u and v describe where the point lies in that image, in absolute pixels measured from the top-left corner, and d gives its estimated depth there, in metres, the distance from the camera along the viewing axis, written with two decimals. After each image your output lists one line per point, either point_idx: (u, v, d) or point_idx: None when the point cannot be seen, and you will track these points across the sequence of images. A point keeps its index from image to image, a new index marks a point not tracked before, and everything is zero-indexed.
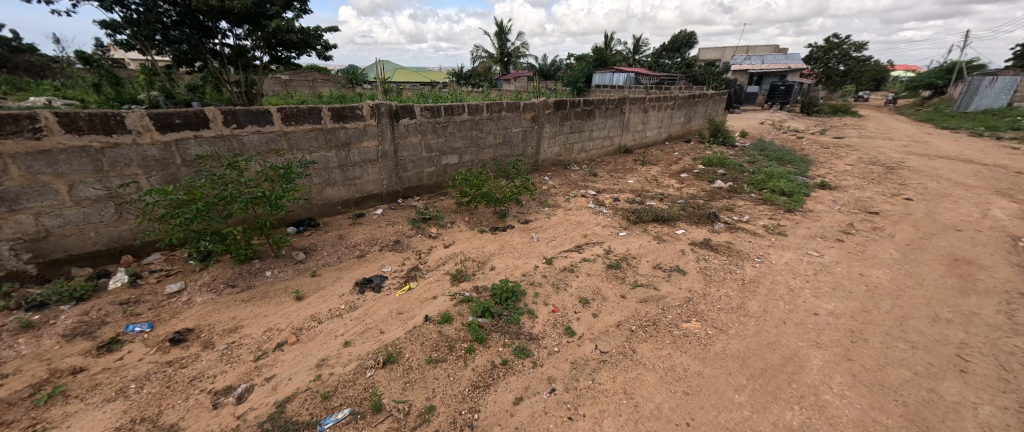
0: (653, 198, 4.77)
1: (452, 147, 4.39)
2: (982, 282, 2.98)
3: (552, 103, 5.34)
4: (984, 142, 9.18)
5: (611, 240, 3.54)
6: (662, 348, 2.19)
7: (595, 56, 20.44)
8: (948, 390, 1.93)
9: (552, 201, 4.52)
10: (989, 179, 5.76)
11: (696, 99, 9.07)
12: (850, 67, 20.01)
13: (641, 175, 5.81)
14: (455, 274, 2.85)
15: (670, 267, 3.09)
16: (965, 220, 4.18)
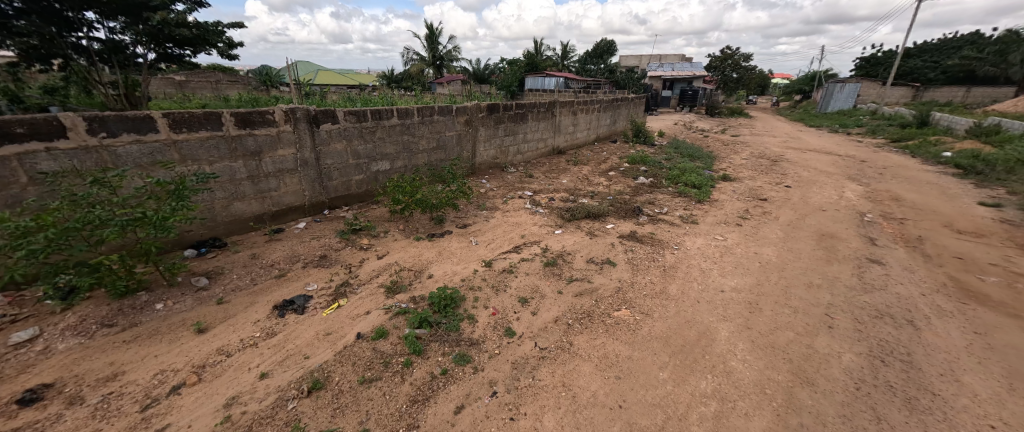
0: (586, 196, 5.01)
1: (382, 153, 4.18)
2: (845, 252, 3.60)
3: (485, 107, 5.36)
4: (840, 137, 11.18)
5: (547, 239, 3.64)
6: (596, 338, 2.30)
7: (525, 61, 21.01)
8: (821, 345, 2.30)
9: (489, 204, 4.52)
10: (845, 167, 7.01)
11: (619, 102, 9.74)
12: (741, 75, 23.07)
13: (574, 175, 6.08)
14: (390, 286, 2.71)
15: (602, 260, 3.27)
16: (831, 202, 5.04)
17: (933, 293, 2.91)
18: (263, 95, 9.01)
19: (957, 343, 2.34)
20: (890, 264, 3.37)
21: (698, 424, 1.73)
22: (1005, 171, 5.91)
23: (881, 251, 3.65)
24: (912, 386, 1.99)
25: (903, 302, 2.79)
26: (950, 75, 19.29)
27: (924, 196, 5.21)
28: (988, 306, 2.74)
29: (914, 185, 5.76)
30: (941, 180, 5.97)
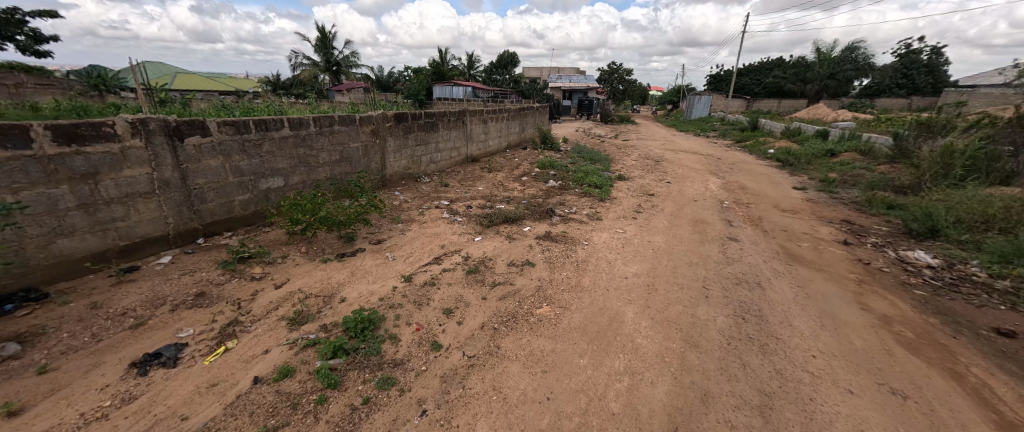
0: (502, 201, 5.25)
1: (274, 169, 3.87)
2: (712, 234, 4.41)
3: (392, 116, 5.29)
4: (703, 139, 13.51)
5: (468, 246, 3.77)
6: (521, 338, 2.49)
7: (432, 70, 20.90)
8: (701, 313, 2.83)
9: (404, 216, 4.48)
10: (709, 164, 8.49)
11: (526, 111, 10.33)
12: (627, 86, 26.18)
13: (489, 181, 6.30)
14: (294, 317, 2.53)
15: (522, 261, 3.50)
16: (700, 193, 6.08)
17: (769, 260, 3.75)
18: (97, 100, 7.32)
19: (786, 296, 3.08)
20: (741, 241, 4.23)
21: (614, 400, 2.00)
22: (809, 163, 7.83)
23: (735, 230, 4.54)
24: (764, 335, 2.58)
25: (752, 270, 3.54)
26: (768, 90, 24.76)
27: (762, 184, 6.61)
28: (804, 265, 3.64)
29: (755, 176, 7.26)
30: (772, 171, 7.62)
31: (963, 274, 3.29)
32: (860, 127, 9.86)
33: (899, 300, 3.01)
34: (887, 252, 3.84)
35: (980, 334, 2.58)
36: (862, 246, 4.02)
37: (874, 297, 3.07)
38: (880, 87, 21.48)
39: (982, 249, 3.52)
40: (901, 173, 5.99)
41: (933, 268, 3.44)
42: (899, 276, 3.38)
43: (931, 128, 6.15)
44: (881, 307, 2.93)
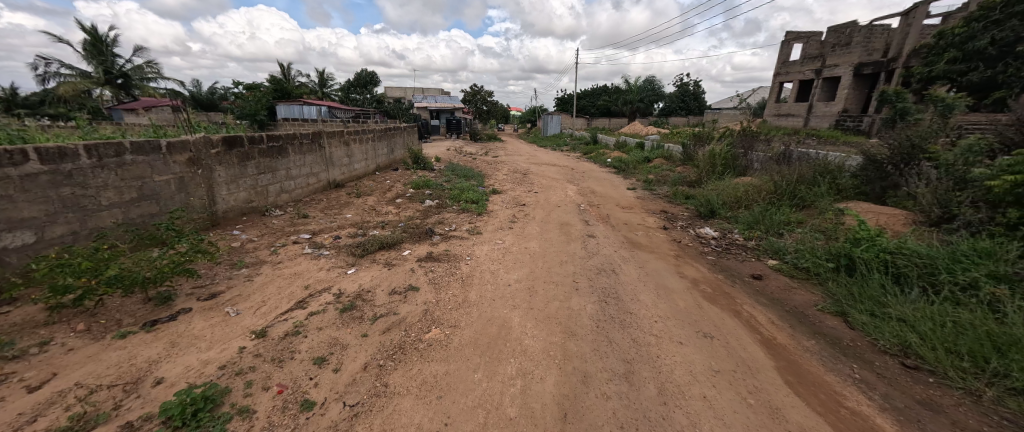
0: (376, 227, 5.06)
1: (15, 218, 2.79)
2: (574, 234, 5.10)
3: (219, 141, 4.51)
4: (559, 152, 15.45)
5: (340, 282, 3.52)
6: (411, 368, 2.41)
7: (272, 86, 18.39)
8: (574, 304, 3.24)
9: (250, 259, 3.86)
10: (567, 173, 9.77)
11: (393, 131, 10.11)
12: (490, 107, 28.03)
13: (359, 207, 5.97)
14: (71, 423, 1.83)
15: (404, 288, 3.46)
16: (561, 200, 6.93)
17: (617, 250, 4.53)
18: None
19: (632, 276, 3.82)
20: (597, 236, 5.01)
21: (510, 405, 2.12)
22: (635, 168, 9.75)
23: (591, 228, 5.34)
24: (621, 313, 3.11)
25: (608, 260, 4.24)
26: (603, 110, 29.79)
27: (606, 188, 7.92)
28: (643, 250, 4.52)
29: (601, 181, 8.65)
30: (612, 176, 9.21)
31: (731, 240, 4.63)
32: (662, 138, 12.82)
33: (702, 267, 4.00)
34: (689, 231, 5.10)
35: (747, 283, 3.61)
36: (676, 229, 5.23)
37: (688, 266, 4.04)
38: (671, 108, 28.34)
39: (738, 221, 5.02)
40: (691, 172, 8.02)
41: (715, 239, 4.72)
42: (698, 248, 4.53)
43: (701, 138, 8.63)
44: (692, 273, 3.88)
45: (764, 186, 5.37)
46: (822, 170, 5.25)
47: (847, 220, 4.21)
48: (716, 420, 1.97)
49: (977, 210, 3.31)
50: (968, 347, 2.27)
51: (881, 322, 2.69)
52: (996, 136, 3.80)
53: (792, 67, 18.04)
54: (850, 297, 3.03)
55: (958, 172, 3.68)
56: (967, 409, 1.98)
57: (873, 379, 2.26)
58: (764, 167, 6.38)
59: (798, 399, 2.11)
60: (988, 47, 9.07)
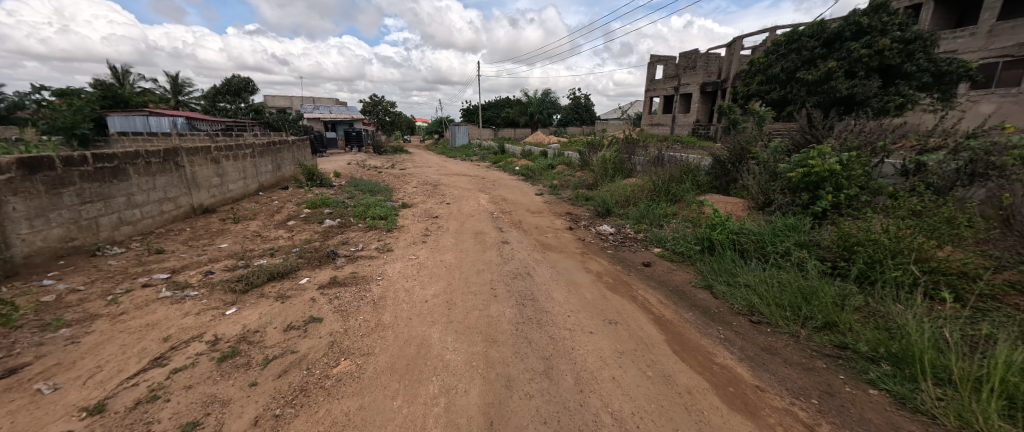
0: (263, 255, 4.48)
1: None
2: (488, 241, 5.23)
3: (15, 163, 3.47)
4: (468, 162, 15.66)
5: (216, 325, 2.94)
6: (316, 411, 2.10)
7: (99, 92, 14.51)
8: (493, 310, 3.29)
9: (74, 315, 2.95)
10: (477, 183, 9.96)
11: (279, 146, 9.14)
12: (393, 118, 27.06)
13: (238, 234, 5.21)
14: None
15: (304, 321, 3.05)
16: (474, 209, 7.04)
17: (530, 254, 4.75)
18: None
19: (544, 276, 4.06)
20: (510, 242, 5.22)
21: (434, 425, 2.00)
22: (541, 174, 10.39)
23: (505, 234, 5.53)
24: (538, 312, 3.26)
25: (522, 264, 4.41)
26: (506, 121, 31.04)
27: (516, 195, 8.27)
28: (553, 251, 4.84)
29: (510, 189, 9.00)
30: (521, 183, 9.67)
31: (625, 234, 5.26)
32: (561, 146, 13.92)
33: (603, 261, 4.45)
34: (591, 229, 5.64)
35: (639, 271, 4.12)
36: (580, 228, 5.73)
37: (592, 261, 4.46)
38: (567, 119, 30.88)
39: (629, 217, 5.73)
40: (588, 176, 8.86)
41: (612, 235, 5.30)
42: (599, 244, 5.05)
43: (594, 146, 9.62)
44: (596, 266, 4.31)
45: (646, 185, 6.20)
46: (685, 170, 6.29)
47: (707, 211, 5.08)
48: (624, 397, 2.17)
49: (786, 195, 4.31)
50: (797, 303, 2.91)
51: (734, 289, 3.34)
52: (791, 140, 5.03)
53: (657, 84, 21.18)
54: (717, 273, 3.65)
55: (772, 167, 4.74)
56: (793, 348, 2.58)
57: (733, 338, 2.78)
58: (644, 170, 7.38)
59: (683, 364, 2.49)
60: (780, 73, 11.95)
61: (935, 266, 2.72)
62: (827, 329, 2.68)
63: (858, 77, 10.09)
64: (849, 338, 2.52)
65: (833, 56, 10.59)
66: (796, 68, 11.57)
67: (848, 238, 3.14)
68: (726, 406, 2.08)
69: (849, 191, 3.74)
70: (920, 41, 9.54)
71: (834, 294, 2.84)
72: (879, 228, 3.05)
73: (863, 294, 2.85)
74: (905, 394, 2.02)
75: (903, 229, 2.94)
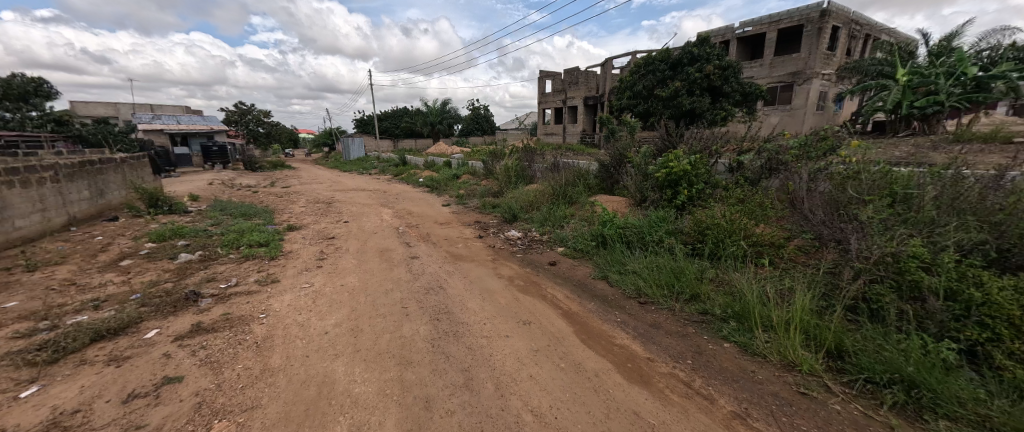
0: (84, 309, 3.43)
1: None
2: (395, 259, 4.99)
3: None
4: (364, 176, 14.74)
5: (5, 414, 2.10)
6: None
7: None
8: (407, 330, 3.13)
9: None
10: (377, 197, 9.46)
11: (101, 167, 7.26)
12: (268, 129, 23.58)
13: (35, 286, 3.90)
14: None
15: (154, 385, 2.38)
16: (378, 225, 6.65)
17: (441, 266, 4.67)
18: None
19: (457, 288, 4.01)
20: (420, 256, 5.07)
21: None
22: (447, 185, 10.34)
23: (414, 250, 5.35)
24: (454, 324, 3.22)
25: (434, 278, 4.31)
26: (404, 131, 30.08)
27: (423, 208, 8.06)
28: (465, 261, 4.85)
29: (416, 201, 8.74)
30: (426, 195, 9.47)
31: (532, 237, 5.56)
32: (464, 156, 14.07)
33: (514, 265, 4.63)
34: (500, 236, 5.82)
35: (547, 271, 4.40)
36: (489, 236, 5.86)
37: (503, 267, 4.60)
38: (469, 129, 31.32)
39: (534, 220, 6.10)
40: (492, 184, 9.14)
41: (520, 239, 5.56)
42: (508, 249, 5.25)
43: (496, 155, 9.95)
44: (507, 271, 4.46)
45: (546, 190, 6.67)
46: (578, 175, 6.95)
47: (599, 211, 5.66)
48: (543, 392, 2.29)
49: (656, 192, 5.09)
50: (671, 281, 3.46)
51: (624, 277, 3.82)
52: (656, 146, 5.95)
53: (548, 97, 22.86)
54: (610, 264, 4.12)
55: (644, 169, 5.53)
56: (671, 320, 3.05)
57: (626, 319, 3.17)
58: (543, 176, 7.90)
59: (590, 350, 2.75)
60: (642, 90, 13.95)
61: (756, 240, 3.52)
62: (694, 300, 3.25)
63: (696, 94, 12.53)
64: (707, 304, 3.11)
65: (678, 77, 12.87)
66: (653, 86, 13.65)
67: (700, 223, 3.87)
68: (625, 380, 2.37)
69: (697, 187, 4.63)
70: (732, 69, 12.32)
71: (696, 270, 3.46)
72: (720, 214, 3.82)
73: (713, 267, 3.54)
74: (746, 343, 2.58)
75: (734, 214, 3.75)
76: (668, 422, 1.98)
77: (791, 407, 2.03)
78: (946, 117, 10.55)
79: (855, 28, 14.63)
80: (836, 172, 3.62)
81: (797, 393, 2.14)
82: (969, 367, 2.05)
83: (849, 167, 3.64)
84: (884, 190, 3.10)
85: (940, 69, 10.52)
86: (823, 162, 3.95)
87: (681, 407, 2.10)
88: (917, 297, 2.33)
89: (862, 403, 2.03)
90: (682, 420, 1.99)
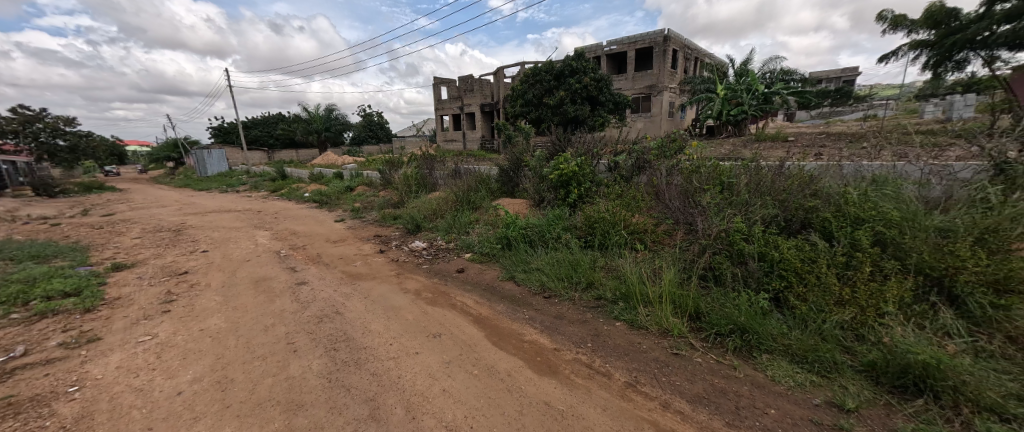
0: None
1: None
2: (275, 289, 4.31)
3: None
4: (226, 194, 12.53)
5: None
6: None
7: None
8: (296, 368, 2.71)
9: None
10: (247, 219, 8.14)
11: None
12: (74, 141, 17.38)
13: None
14: None
15: None
16: (251, 251, 5.72)
17: (336, 290, 4.19)
18: None
19: (358, 311, 3.66)
20: (311, 281, 4.50)
21: None
22: (338, 198, 9.48)
23: (299, 275, 4.73)
24: (355, 351, 2.92)
25: (327, 304, 3.85)
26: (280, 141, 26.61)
27: (310, 225, 7.23)
28: (364, 280, 4.48)
29: (301, 219, 7.81)
30: (314, 211, 8.53)
31: (437, 246, 5.42)
32: (359, 166, 13.13)
33: (420, 277, 4.44)
34: (404, 248, 5.55)
35: (455, 279, 4.33)
36: (391, 250, 5.53)
37: (408, 280, 4.38)
38: (361, 137, 29.30)
39: (438, 229, 5.97)
40: (391, 194, 8.69)
41: (425, 249, 5.36)
42: (413, 260, 5.03)
43: (392, 164, 9.49)
44: (413, 285, 4.25)
45: (448, 197, 6.58)
46: (480, 180, 7.05)
47: (502, 213, 5.81)
48: (458, 404, 2.20)
49: (552, 192, 5.45)
50: (568, 273, 3.71)
51: (530, 274, 3.97)
52: (548, 149, 6.37)
53: (444, 103, 22.74)
54: (515, 264, 4.24)
55: (540, 171, 5.85)
56: (572, 310, 3.27)
57: (534, 315, 3.29)
58: (445, 183, 7.80)
59: (502, 351, 2.77)
60: (533, 98, 14.84)
61: (634, 229, 3.98)
62: (589, 287, 3.54)
63: (578, 103, 13.83)
64: (600, 289, 3.42)
65: (562, 87, 14.01)
66: (542, 94, 14.63)
67: (591, 217, 4.23)
68: (536, 373, 2.44)
69: (583, 186, 5.07)
70: (605, 81, 13.92)
71: (588, 260, 3.78)
72: (604, 209, 4.24)
73: (601, 256, 3.90)
74: (632, 319, 2.90)
75: (615, 207, 4.21)
76: (574, 404, 2.10)
77: (668, 367, 2.35)
78: (749, 121, 13.70)
79: (690, 51, 18.00)
80: (685, 167, 4.33)
81: (671, 354, 2.48)
82: (777, 311, 2.62)
83: (693, 162, 4.42)
84: (715, 180, 3.80)
85: (743, 85, 13.53)
86: (676, 159, 4.71)
87: (585, 388, 2.24)
88: (742, 262, 2.90)
89: (715, 353, 2.45)
90: (585, 399, 2.14)
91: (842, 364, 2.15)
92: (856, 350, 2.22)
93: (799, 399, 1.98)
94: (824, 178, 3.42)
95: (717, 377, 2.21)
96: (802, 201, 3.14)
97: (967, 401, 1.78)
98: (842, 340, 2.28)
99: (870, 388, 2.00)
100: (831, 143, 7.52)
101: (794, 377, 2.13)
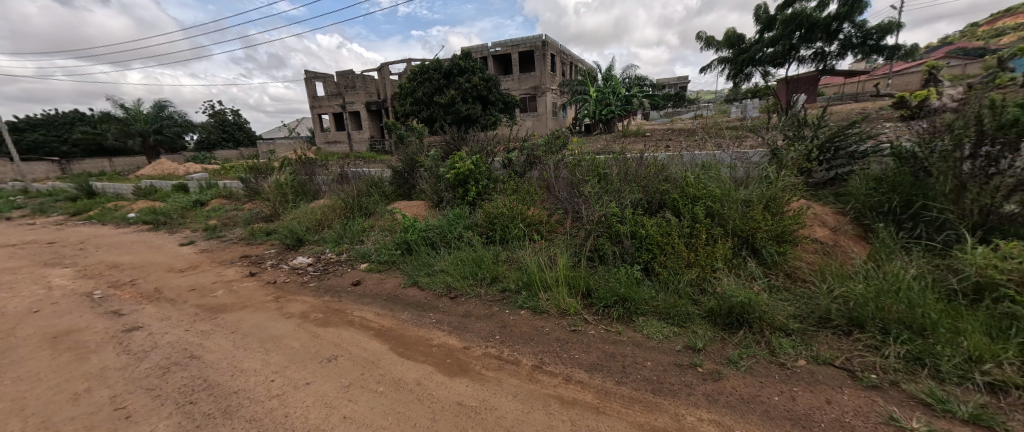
0: None
1: None
2: (87, 343, 3.23)
3: None
4: None
5: None
6: None
7: None
8: None
9: None
10: (29, 256, 6.06)
11: None
12: None
13: None
14: None
15: None
16: (39, 299, 4.26)
17: (187, 331, 3.41)
18: None
19: (222, 350, 3.05)
20: (148, 325, 3.55)
21: None
22: (183, 216, 7.84)
23: (128, 319, 3.70)
24: (223, 397, 2.41)
25: (177, 349, 3.08)
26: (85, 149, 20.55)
27: (141, 254, 5.81)
28: (229, 312, 3.79)
29: (125, 248, 6.21)
30: (149, 236, 6.89)
31: (326, 260, 4.95)
32: (210, 175, 11.04)
33: (307, 298, 4.00)
34: (284, 266, 4.93)
35: (350, 293, 4.03)
36: (267, 271, 4.85)
37: (292, 304, 3.89)
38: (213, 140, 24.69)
39: (326, 240, 5.45)
40: (261, 205, 7.55)
41: (311, 265, 4.85)
42: (297, 279, 4.50)
43: (259, 170, 8.24)
44: (298, 308, 3.80)
45: (336, 205, 6.06)
46: (371, 184, 6.66)
47: (399, 217, 5.58)
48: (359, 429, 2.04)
49: (450, 191, 5.47)
50: (473, 270, 3.79)
51: (434, 277, 3.94)
52: (443, 149, 6.33)
53: (321, 101, 20.62)
54: (418, 269, 4.14)
55: (436, 171, 5.79)
56: (478, 306, 3.35)
57: (442, 318, 3.27)
58: (330, 188, 7.14)
59: (405, 359, 2.73)
60: (423, 96, 14.46)
61: (531, 221, 4.25)
62: (494, 281, 3.67)
63: (469, 102, 14.00)
64: (505, 282, 3.59)
65: (452, 86, 14.00)
66: (432, 93, 14.38)
67: (492, 215, 4.38)
68: (445, 375, 2.48)
69: (480, 184, 5.19)
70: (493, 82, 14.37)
71: (491, 255, 3.91)
72: (503, 204, 4.44)
73: (503, 250, 4.08)
74: (534, 305, 3.13)
75: (512, 203, 4.43)
76: (485, 397, 2.19)
77: (566, 344, 2.61)
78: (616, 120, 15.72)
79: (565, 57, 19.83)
80: (569, 161, 4.79)
81: (570, 332, 2.76)
82: (646, 279, 3.12)
83: (575, 157, 4.91)
84: (593, 171, 4.30)
85: (610, 88, 15.46)
86: (561, 155, 5.17)
87: (495, 380, 2.35)
88: (619, 241, 3.37)
89: (603, 323, 2.81)
90: (496, 391, 2.24)
91: (693, 314, 2.67)
92: (701, 301, 2.78)
93: (665, 348, 2.42)
94: (671, 166, 4.17)
95: (607, 344, 2.55)
96: (658, 186, 3.79)
97: (767, 325, 2.42)
98: (692, 295, 2.83)
99: (711, 329, 2.54)
100: (674, 137, 9.18)
101: (662, 331, 2.58)
